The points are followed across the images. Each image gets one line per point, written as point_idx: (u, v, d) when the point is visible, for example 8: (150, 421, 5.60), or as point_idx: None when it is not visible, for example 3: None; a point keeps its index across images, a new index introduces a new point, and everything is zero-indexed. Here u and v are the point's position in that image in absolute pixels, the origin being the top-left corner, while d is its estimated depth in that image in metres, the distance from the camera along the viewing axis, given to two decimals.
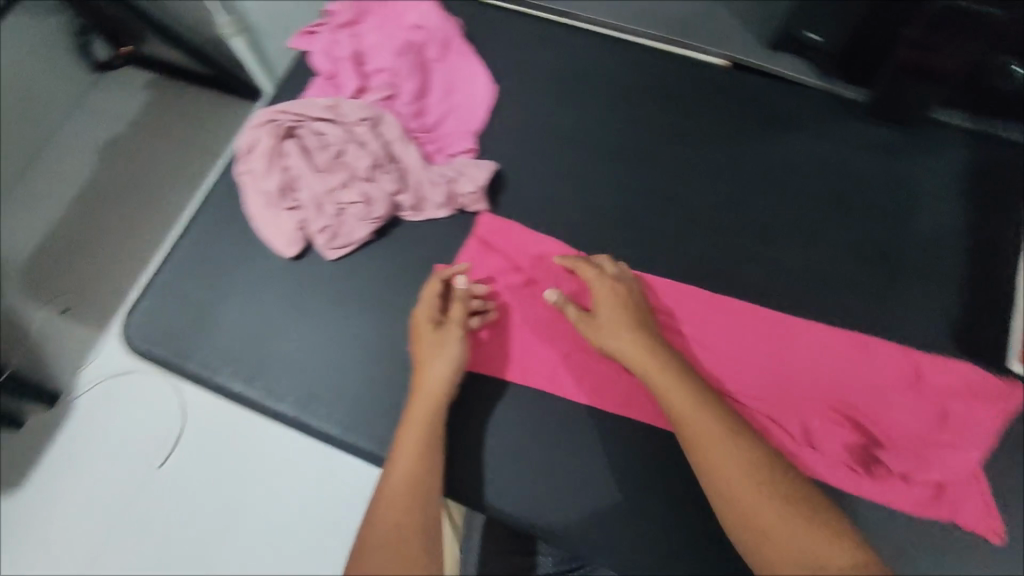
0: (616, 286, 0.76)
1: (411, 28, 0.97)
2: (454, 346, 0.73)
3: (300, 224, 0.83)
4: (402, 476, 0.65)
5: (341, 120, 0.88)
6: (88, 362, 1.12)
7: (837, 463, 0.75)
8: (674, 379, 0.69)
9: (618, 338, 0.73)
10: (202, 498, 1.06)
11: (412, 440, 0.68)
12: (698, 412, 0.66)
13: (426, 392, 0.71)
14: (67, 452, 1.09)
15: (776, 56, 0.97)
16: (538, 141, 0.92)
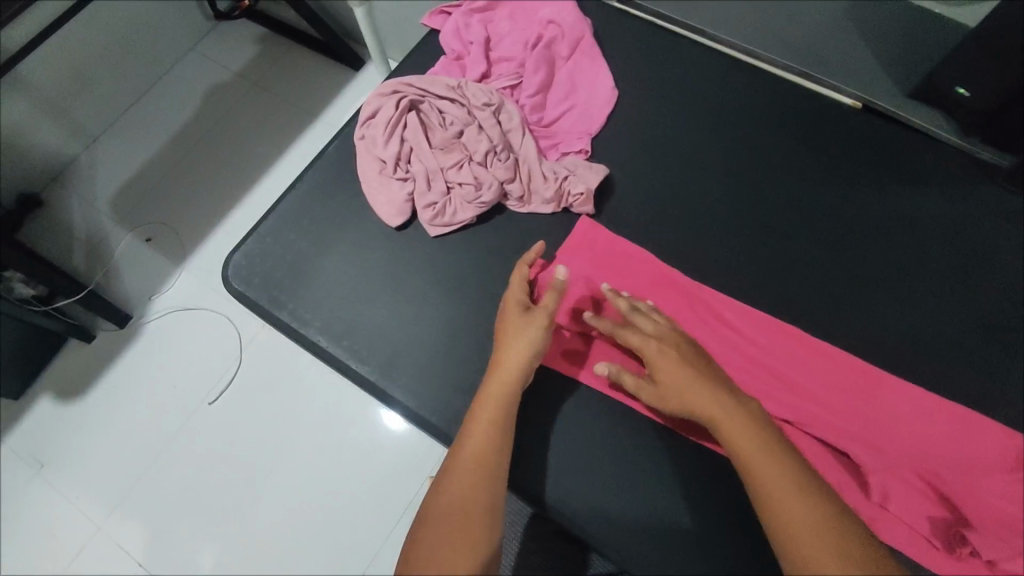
0: (660, 344, 0.72)
1: (544, 24, 0.98)
2: (536, 333, 0.72)
3: (408, 196, 0.86)
4: (473, 450, 0.66)
5: (464, 102, 0.90)
6: (164, 291, 1.27)
7: (912, 532, 0.68)
8: (738, 437, 0.64)
9: (680, 405, 0.68)
10: (243, 433, 1.15)
11: (486, 413, 0.68)
12: (767, 462, 0.62)
13: (505, 373, 0.71)
14: (137, 367, 1.22)
15: (913, 105, 0.91)
16: (649, 152, 0.91)
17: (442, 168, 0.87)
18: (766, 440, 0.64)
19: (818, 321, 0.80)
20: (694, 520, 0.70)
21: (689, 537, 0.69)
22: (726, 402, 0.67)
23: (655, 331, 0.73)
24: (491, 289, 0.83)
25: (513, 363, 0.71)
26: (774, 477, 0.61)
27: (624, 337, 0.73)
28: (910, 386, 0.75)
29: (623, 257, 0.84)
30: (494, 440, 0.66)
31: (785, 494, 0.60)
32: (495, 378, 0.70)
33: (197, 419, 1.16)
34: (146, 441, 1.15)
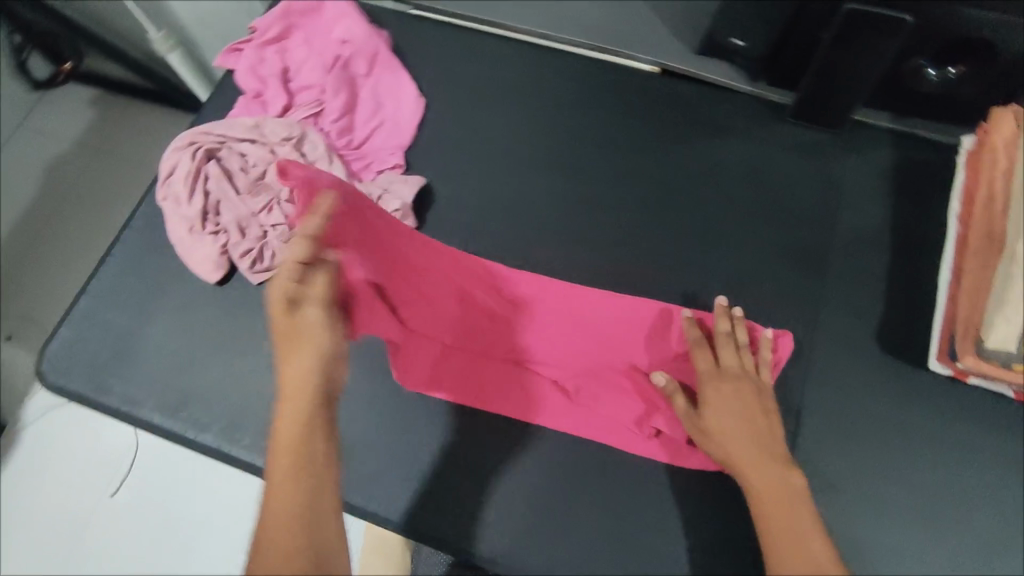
0: (740, 383, 0.70)
1: (337, 44, 0.95)
2: (320, 333, 0.60)
3: (222, 248, 0.83)
4: (282, 500, 0.55)
5: (265, 142, 0.87)
6: (32, 394, 1.17)
7: (591, 424, 0.75)
8: (780, 503, 0.63)
9: (727, 446, 0.67)
10: (153, 519, 1.08)
11: (288, 456, 0.57)
12: (795, 538, 0.61)
13: (294, 394, 0.59)
14: (17, 481, 1.12)
15: (704, 61, 0.94)
16: (465, 152, 0.90)
17: (253, 213, 0.84)
18: (807, 512, 0.63)
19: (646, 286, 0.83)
20: (556, 508, 0.72)
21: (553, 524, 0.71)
22: (777, 461, 0.66)
23: (732, 367, 0.71)
24: None
25: (313, 366, 0.59)
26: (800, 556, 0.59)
27: (698, 361, 0.73)
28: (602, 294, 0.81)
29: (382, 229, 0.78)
30: (307, 484, 0.56)
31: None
32: (287, 405, 0.58)
33: (101, 518, 1.09)
34: (49, 555, 1.08)
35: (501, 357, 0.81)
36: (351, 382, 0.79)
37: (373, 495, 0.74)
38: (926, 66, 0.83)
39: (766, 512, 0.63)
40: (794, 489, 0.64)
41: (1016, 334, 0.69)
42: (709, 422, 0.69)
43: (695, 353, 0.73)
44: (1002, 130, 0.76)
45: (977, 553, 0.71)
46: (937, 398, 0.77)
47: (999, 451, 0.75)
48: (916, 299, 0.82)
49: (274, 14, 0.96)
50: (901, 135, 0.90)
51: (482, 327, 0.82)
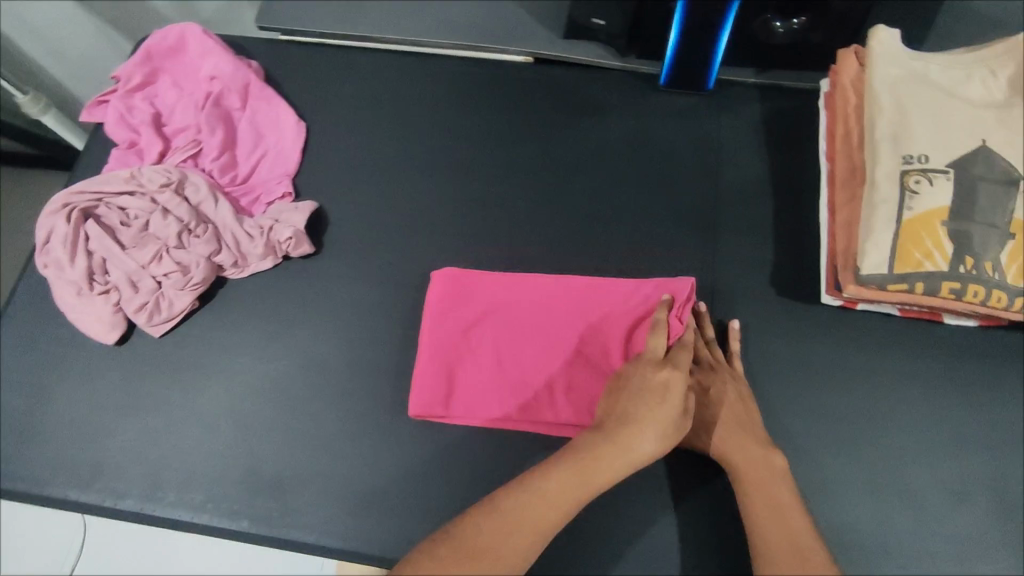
0: (719, 375, 0.74)
1: (206, 81, 0.93)
2: (670, 432, 0.66)
3: (116, 306, 0.81)
4: (531, 501, 0.59)
5: (144, 191, 0.84)
6: None
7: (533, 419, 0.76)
8: (762, 481, 0.66)
9: (715, 439, 0.71)
10: None
11: (521, 512, 0.59)
12: (778, 518, 0.63)
13: (624, 449, 0.63)
14: None
15: (571, 45, 0.96)
16: (355, 171, 0.91)
17: (142, 265, 0.82)
18: (785, 488, 0.66)
19: (548, 272, 0.85)
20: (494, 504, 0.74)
21: None
22: (759, 444, 0.69)
23: (709, 362, 0.76)
24: (240, 366, 0.81)
25: (618, 465, 0.63)
26: (782, 527, 0.62)
27: None
28: (531, 281, 0.82)
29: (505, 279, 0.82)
30: (529, 548, 0.58)
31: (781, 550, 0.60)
32: (572, 468, 0.62)
33: None
34: None
35: (448, 366, 0.78)
36: (271, 418, 0.78)
37: (311, 525, 0.73)
38: (773, 20, 0.88)
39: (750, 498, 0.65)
40: (778, 472, 0.67)
41: (886, 257, 0.72)
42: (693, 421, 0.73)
43: None
44: (847, 72, 0.84)
45: (889, 469, 0.75)
46: (833, 328, 0.81)
47: (895, 370, 0.79)
48: (803, 238, 0.86)
49: (134, 59, 0.94)
50: (764, 87, 0.95)
51: (440, 343, 0.80)
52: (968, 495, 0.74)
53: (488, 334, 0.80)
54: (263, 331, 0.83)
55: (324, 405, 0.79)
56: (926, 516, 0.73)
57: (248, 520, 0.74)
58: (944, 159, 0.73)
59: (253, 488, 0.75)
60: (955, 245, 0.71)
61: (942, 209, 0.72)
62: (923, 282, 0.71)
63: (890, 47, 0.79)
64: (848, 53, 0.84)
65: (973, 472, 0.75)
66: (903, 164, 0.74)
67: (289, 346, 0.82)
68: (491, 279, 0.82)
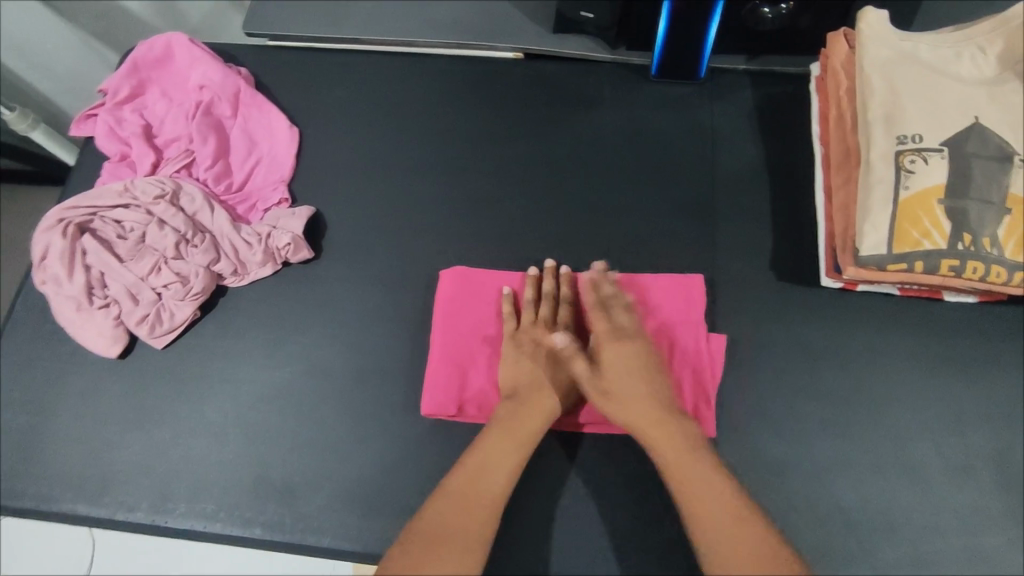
0: (629, 344, 0.75)
1: (196, 90, 0.93)
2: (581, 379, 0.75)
3: (116, 320, 0.80)
4: (468, 472, 0.67)
5: (138, 204, 0.84)
6: None
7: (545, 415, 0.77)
8: (682, 450, 0.67)
9: (629, 403, 0.72)
10: None
11: (462, 492, 0.66)
12: (707, 481, 0.65)
13: (539, 405, 0.72)
14: None
15: (561, 39, 0.96)
16: (350, 173, 0.91)
17: (141, 278, 0.81)
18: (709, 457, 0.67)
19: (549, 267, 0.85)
20: (505, 501, 0.74)
21: (503, 517, 0.74)
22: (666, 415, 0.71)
23: (625, 326, 0.77)
24: (243, 375, 0.80)
25: (538, 418, 0.71)
26: (704, 495, 0.64)
27: (594, 320, 0.78)
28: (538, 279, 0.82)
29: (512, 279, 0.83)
30: (486, 512, 0.65)
31: (709, 509, 0.63)
32: (495, 438, 0.70)
33: None
34: None
35: (457, 366, 0.78)
36: (278, 425, 0.78)
37: (324, 529, 0.73)
38: (761, 7, 0.87)
39: (663, 447, 0.68)
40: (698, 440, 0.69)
41: (885, 237, 0.73)
42: (613, 377, 0.74)
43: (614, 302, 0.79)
44: (838, 55, 0.84)
45: (894, 448, 0.76)
46: (834, 310, 0.82)
47: (896, 349, 0.80)
48: (800, 222, 0.86)
49: (121, 71, 0.93)
50: (755, 74, 0.95)
51: (449, 343, 0.79)
52: (973, 470, 0.75)
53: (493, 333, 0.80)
54: (265, 337, 0.82)
55: (331, 409, 0.79)
56: (933, 493, 0.74)
57: (260, 527, 0.74)
58: (938, 138, 0.73)
59: (263, 495, 0.75)
60: (952, 223, 0.71)
61: (937, 187, 0.72)
62: (922, 260, 0.72)
63: (879, 29, 0.79)
64: (838, 36, 0.84)
65: (977, 448, 0.75)
66: (898, 144, 0.74)
67: (292, 352, 0.82)
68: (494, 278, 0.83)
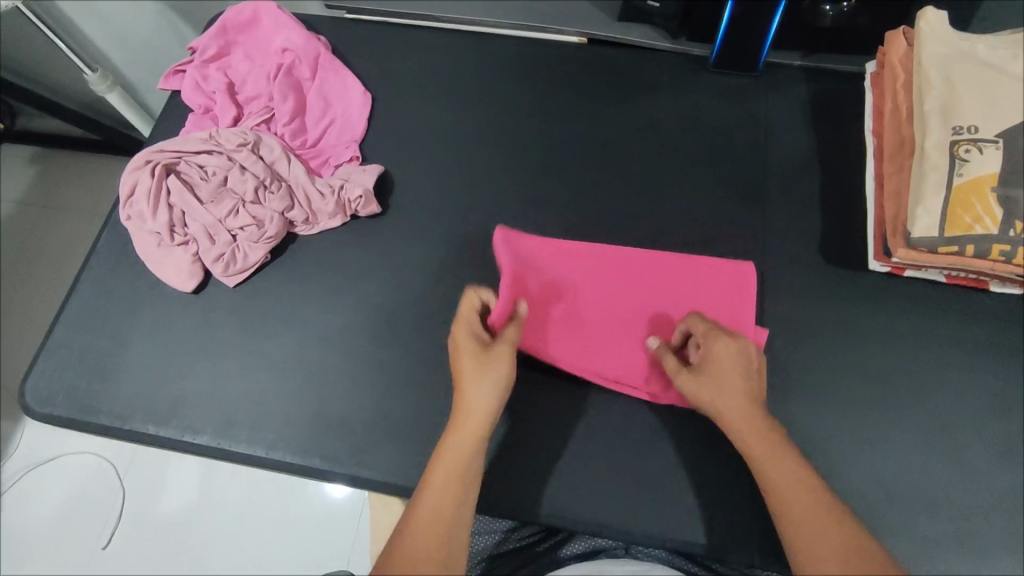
0: (731, 352, 0.70)
1: (278, 53, 0.98)
2: (499, 365, 0.67)
3: (194, 256, 0.85)
4: (419, 529, 0.57)
5: (221, 150, 0.89)
6: (27, 451, 1.26)
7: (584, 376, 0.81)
8: (771, 450, 0.65)
9: (719, 402, 0.68)
10: (166, 544, 1.17)
11: (419, 556, 0.56)
12: (795, 480, 0.63)
13: (467, 429, 0.63)
14: (24, 530, 1.21)
15: (625, 27, 1.01)
16: (418, 139, 0.96)
17: (220, 219, 0.86)
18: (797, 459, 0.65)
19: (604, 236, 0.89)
20: (551, 450, 0.78)
21: (550, 465, 0.78)
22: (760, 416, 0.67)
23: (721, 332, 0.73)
24: (308, 316, 0.85)
25: (471, 439, 0.63)
26: (797, 495, 0.62)
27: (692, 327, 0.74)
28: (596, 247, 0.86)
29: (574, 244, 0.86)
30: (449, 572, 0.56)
31: (800, 508, 0.61)
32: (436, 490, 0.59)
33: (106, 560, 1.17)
34: None
35: None
36: (338, 365, 0.82)
37: (378, 463, 0.77)
38: (824, 2, 0.92)
39: (759, 456, 0.65)
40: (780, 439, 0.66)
41: (937, 221, 0.76)
42: (701, 379, 0.70)
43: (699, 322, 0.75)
44: (895, 52, 0.88)
45: (935, 428, 0.78)
46: (879, 295, 0.84)
47: (940, 335, 0.82)
48: (850, 209, 0.89)
49: (211, 32, 0.99)
50: (811, 69, 0.98)
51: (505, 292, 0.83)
52: (1012, 454, 0.76)
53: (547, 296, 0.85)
54: (331, 283, 0.87)
55: (389, 354, 0.82)
56: (972, 474, 0.76)
57: (318, 458, 0.78)
58: (993, 130, 0.76)
59: (322, 428, 0.79)
60: (1004, 210, 0.74)
61: (991, 175, 0.75)
62: (972, 244, 0.74)
63: (938, 26, 0.82)
64: (896, 34, 0.88)
65: (1019, 433, 0.77)
66: (953, 134, 0.77)
67: (355, 299, 0.86)
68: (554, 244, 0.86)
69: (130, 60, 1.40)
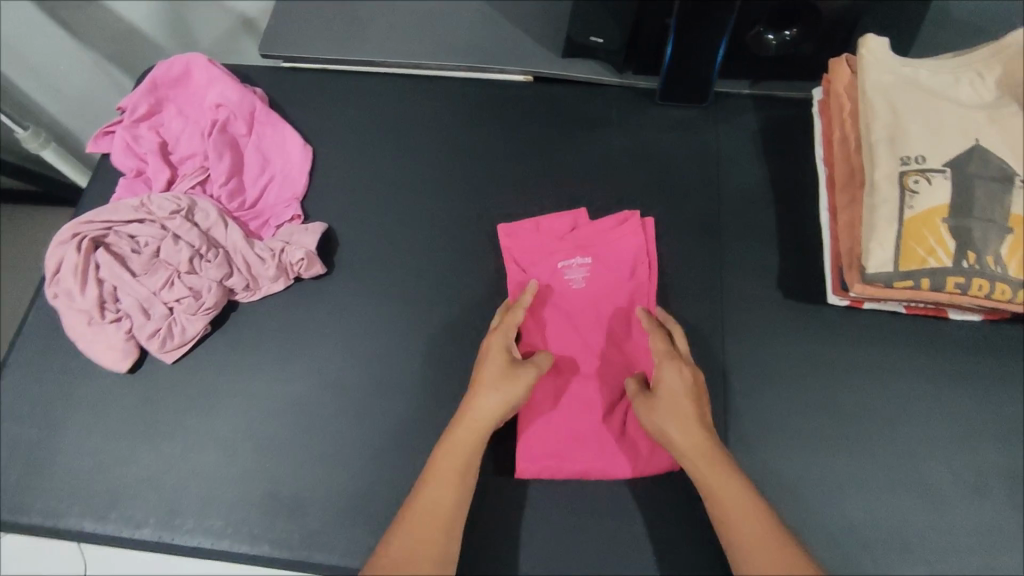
0: (681, 387, 0.72)
1: (212, 109, 0.94)
2: (513, 381, 0.73)
3: (128, 334, 0.80)
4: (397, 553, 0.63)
5: (153, 219, 0.84)
6: None
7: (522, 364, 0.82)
8: (722, 485, 0.66)
9: (681, 440, 0.69)
10: None
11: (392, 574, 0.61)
12: (744, 513, 0.64)
13: (455, 452, 0.69)
14: None
15: (571, 64, 0.99)
16: (362, 192, 0.92)
17: (155, 291, 0.81)
18: (745, 490, 0.66)
19: (593, 260, 0.86)
20: (513, 518, 0.76)
21: (514, 533, 0.75)
22: (718, 449, 0.68)
23: (670, 374, 0.73)
24: (254, 390, 0.81)
25: (475, 435, 0.70)
26: (746, 521, 0.64)
27: (660, 369, 0.73)
28: (618, 251, 0.86)
29: (605, 243, 0.86)
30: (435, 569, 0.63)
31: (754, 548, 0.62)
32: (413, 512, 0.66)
33: None
34: None
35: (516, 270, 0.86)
36: (289, 441, 0.78)
37: (334, 545, 0.73)
38: (764, 33, 0.90)
39: (705, 483, 0.67)
40: (741, 481, 0.67)
41: (891, 256, 0.74)
42: (647, 407, 0.72)
43: (661, 361, 0.74)
44: (839, 79, 0.87)
45: (906, 466, 0.76)
46: (841, 329, 0.82)
47: (905, 367, 0.80)
48: (806, 243, 0.87)
49: (140, 89, 0.94)
50: (762, 98, 0.97)
51: (527, 248, 0.87)
52: (985, 488, 0.75)
53: (540, 303, 0.84)
54: (277, 352, 0.83)
55: (341, 425, 0.79)
56: (946, 511, 0.74)
57: (269, 543, 0.74)
58: (940, 159, 0.75)
59: (272, 511, 0.75)
60: (957, 242, 0.73)
61: (942, 208, 0.74)
62: (927, 278, 0.73)
63: (880, 54, 0.81)
64: (840, 61, 0.87)
65: (989, 464, 0.76)
66: (901, 165, 0.76)
67: (303, 367, 0.82)
68: (576, 262, 0.86)
69: (63, 112, 1.34)
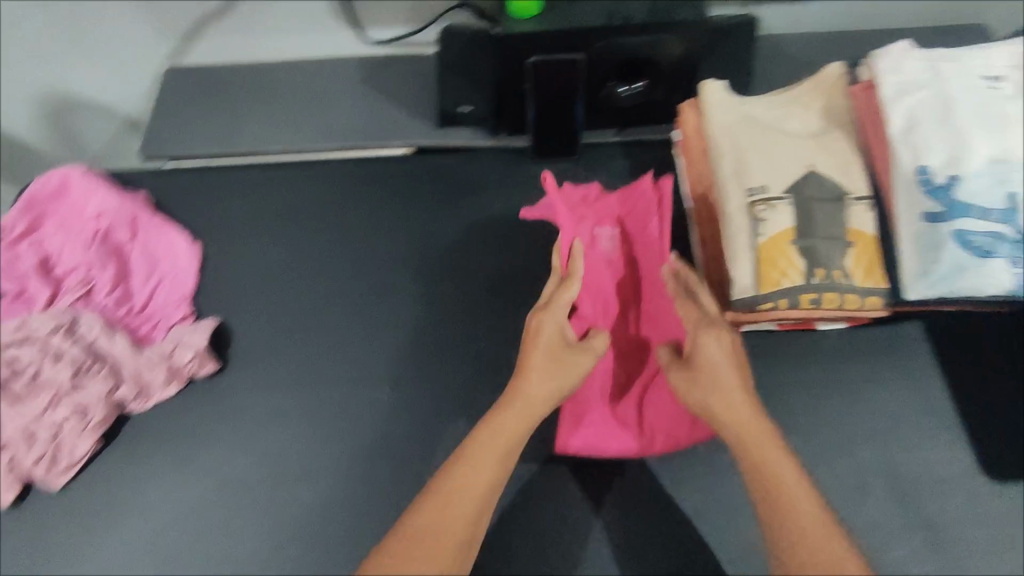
0: (724, 351, 0.74)
1: (95, 219, 0.94)
2: (565, 369, 0.74)
3: (9, 465, 0.77)
4: (424, 524, 0.64)
5: (31, 339, 0.81)
6: None
7: None
8: (762, 449, 0.68)
9: (720, 405, 0.71)
10: None
11: (418, 550, 0.62)
12: (781, 477, 0.66)
13: (498, 432, 0.70)
14: None
15: (447, 133, 1.03)
16: (253, 282, 0.93)
17: (36, 416, 0.78)
18: (786, 455, 0.68)
19: (616, 238, 0.92)
20: None
21: None
22: (760, 414, 0.70)
23: (713, 342, 0.74)
24: (155, 501, 0.80)
25: (528, 416, 0.72)
26: (788, 482, 0.65)
27: (700, 335, 0.75)
28: (643, 225, 0.91)
29: (632, 217, 0.92)
30: (456, 552, 0.63)
31: (787, 513, 0.64)
32: (449, 483, 0.66)
33: None
34: None
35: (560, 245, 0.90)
36: (192, 549, 0.77)
37: None
38: (615, 88, 0.95)
39: (747, 448, 0.68)
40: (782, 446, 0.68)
41: (749, 282, 0.79)
42: (685, 375, 0.74)
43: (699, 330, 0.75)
44: (688, 123, 0.93)
45: None
46: None
47: (785, 381, 0.85)
48: None
49: (16, 208, 0.92)
50: (628, 144, 1.03)
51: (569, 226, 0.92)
52: (865, 488, 0.79)
53: None
54: (174, 458, 0.82)
55: (245, 523, 0.78)
56: (832, 515, 0.78)
57: None
58: (782, 186, 0.81)
59: None
60: (805, 261, 0.78)
61: (788, 231, 0.79)
62: (784, 298, 0.78)
63: (718, 96, 0.88)
64: (687, 106, 0.93)
65: (866, 464, 0.80)
66: (748, 196, 0.82)
67: (202, 469, 0.81)
68: (605, 235, 0.92)
69: None
